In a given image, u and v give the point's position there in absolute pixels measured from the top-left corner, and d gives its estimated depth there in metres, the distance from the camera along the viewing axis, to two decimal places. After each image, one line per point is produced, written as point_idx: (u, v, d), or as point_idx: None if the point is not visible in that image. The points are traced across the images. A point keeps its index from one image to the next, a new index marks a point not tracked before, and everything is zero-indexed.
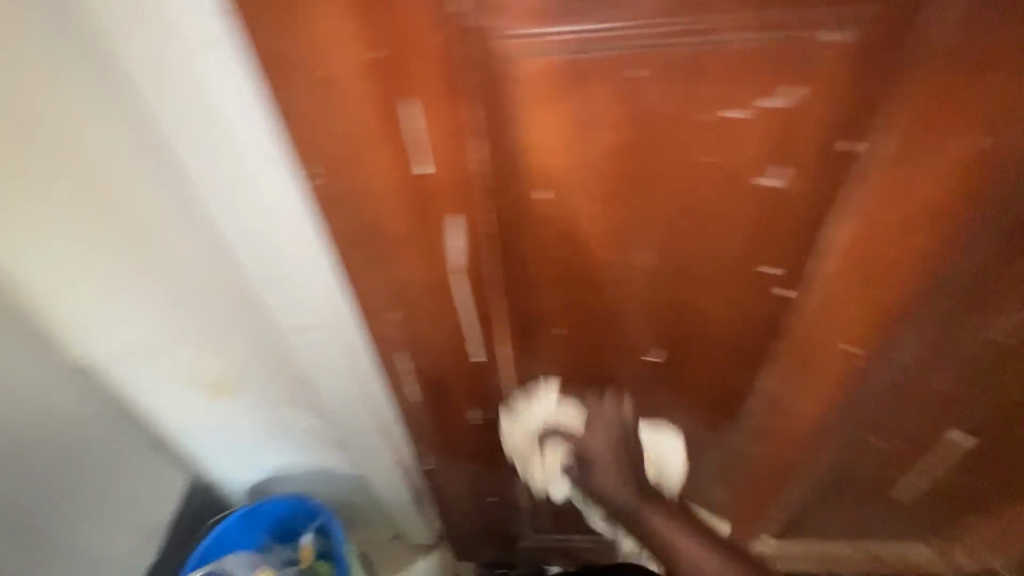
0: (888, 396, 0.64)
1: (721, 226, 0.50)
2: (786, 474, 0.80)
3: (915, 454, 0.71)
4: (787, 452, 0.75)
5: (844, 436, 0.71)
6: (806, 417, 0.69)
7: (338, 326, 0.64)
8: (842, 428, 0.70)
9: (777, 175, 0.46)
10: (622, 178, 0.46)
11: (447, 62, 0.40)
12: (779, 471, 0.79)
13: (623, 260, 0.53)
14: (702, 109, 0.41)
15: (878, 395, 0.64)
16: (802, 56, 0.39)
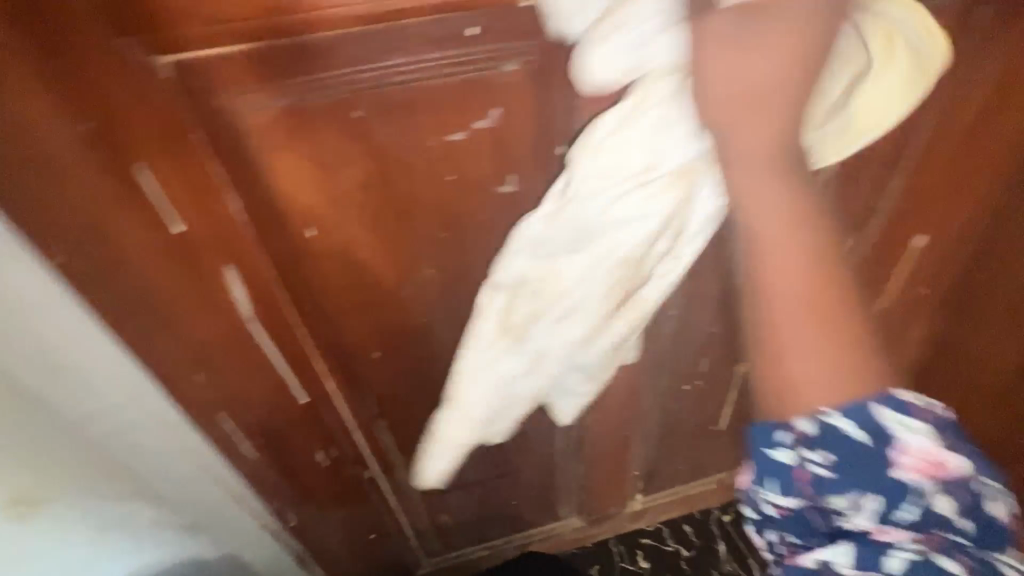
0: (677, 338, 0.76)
1: (483, 233, 0.56)
2: (626, 428, 0.89)
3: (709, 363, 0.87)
4: (619, 409, 0.84)
5: (657, 381, 0.82)
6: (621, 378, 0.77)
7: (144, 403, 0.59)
8: (652, 376, 0.81)
9: (513, 183, 0.53)
10: (382, 204, 0.51)
11: (168, 124, 0.41)
12: (619, 428, 0.88)
13: (412, 276, 0.58)
14: (429, 135, 0.48)
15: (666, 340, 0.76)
16: (494, 83, 0.46)
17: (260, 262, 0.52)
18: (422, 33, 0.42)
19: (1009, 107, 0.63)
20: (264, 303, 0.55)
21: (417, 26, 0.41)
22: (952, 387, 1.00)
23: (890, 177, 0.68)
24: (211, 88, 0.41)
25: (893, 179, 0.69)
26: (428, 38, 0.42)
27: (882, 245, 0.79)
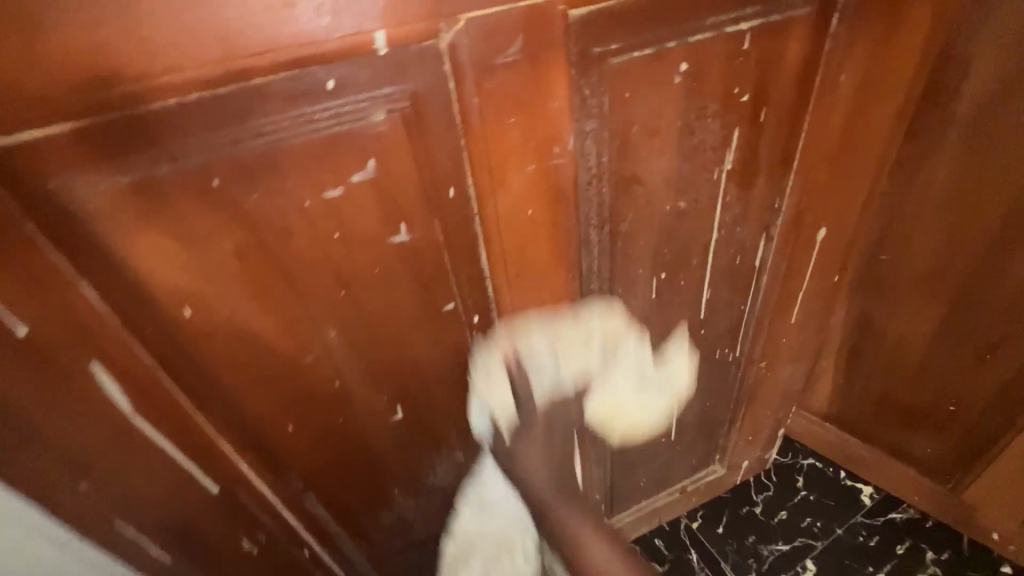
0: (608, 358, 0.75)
1: (383, 283, 0.53)
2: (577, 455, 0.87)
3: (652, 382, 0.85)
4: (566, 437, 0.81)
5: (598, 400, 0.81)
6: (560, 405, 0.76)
7: (19, 520, 0.48)
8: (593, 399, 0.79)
9: (405, 232, 0.51)
10: (265, 272, 0.47)
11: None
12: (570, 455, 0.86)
13: (314, 341, 0.54)
14: (303, 195, 0.45)
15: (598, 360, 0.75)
16: (364, 135, 0.44)
17: (132, 353, 0.47)
18: (274, 93, 0.40)
19: (875, 104, 0.67)
20: (146, 395, 0.49)
21: (266, 86, 0.39)
22: (871, 359, 1.07)
23: (787, 179, 0.70)
24: (33, 173, 0.37)
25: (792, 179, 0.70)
26: (280, 96, 0.40)
27: (798, 244, 0.80)
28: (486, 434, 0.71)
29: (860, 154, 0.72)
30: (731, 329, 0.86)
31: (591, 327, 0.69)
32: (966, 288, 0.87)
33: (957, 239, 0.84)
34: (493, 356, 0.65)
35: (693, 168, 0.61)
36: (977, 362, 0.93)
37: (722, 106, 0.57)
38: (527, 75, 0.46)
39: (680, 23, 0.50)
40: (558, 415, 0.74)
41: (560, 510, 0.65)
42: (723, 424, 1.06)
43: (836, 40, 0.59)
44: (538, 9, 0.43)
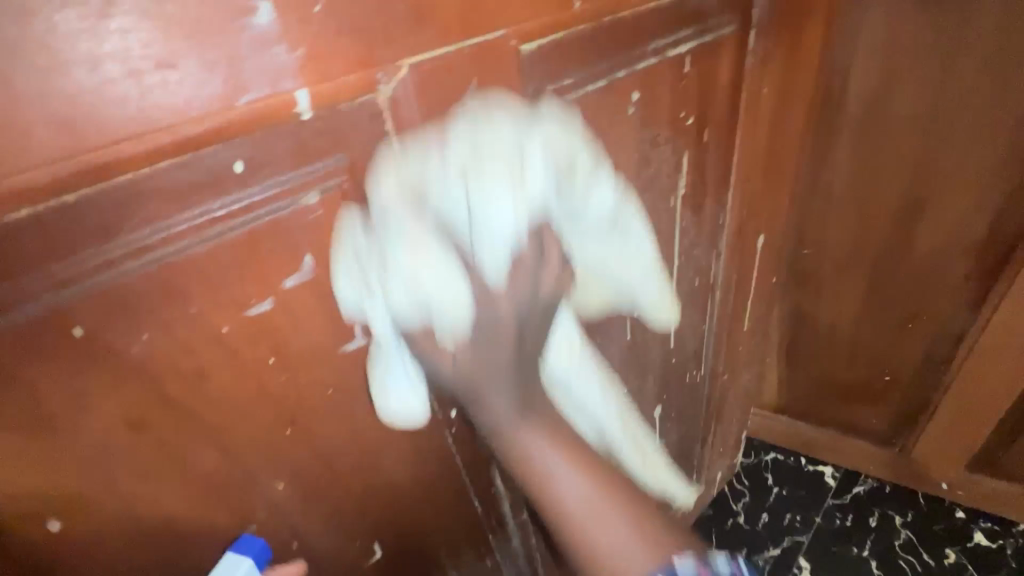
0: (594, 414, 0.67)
1: (339, 404, 0.41)
2: None
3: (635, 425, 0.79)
4: None
5: None
6: None
7: None
8: None
9: (361, 335, 0.39)
10: (176, 434, 0.34)
11: None
12: None
13: (255, 502, 0.40)
14: (218, 320, 0.32)
15: None
16: (293, 225, 0.33)
17: None
18: (155, 192, 0.28)
19: (791, 111, 0.70)
20: None
21: (143, 181, 0.27)
22: (809, 345, 1.12)
23: (730, 194, 0.69)
24: None
25: (734, 192, 0.70)
26: (168, 192, 0.28)
27: (744, 254, 0.80)
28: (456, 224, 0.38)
29: (783, 161, 0.74)
30: (696, 351, 0.83)
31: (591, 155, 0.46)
32: (881, 265, 0.95)
33: (866, 221, 0.91)
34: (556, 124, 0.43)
35: (653, 196, 0.57)
36: (901, 329, 1.00)
37: (673, 131, 0.54)
38: (484, 124, 0.38)
39: (626, 50, 0.46)
40: (531, 280, 0.43)
41: (549, 464, 0.44)
42: (698, 443, 1.03)
43: (757, 56, 0.60)
44: (486, 48, 0.37)
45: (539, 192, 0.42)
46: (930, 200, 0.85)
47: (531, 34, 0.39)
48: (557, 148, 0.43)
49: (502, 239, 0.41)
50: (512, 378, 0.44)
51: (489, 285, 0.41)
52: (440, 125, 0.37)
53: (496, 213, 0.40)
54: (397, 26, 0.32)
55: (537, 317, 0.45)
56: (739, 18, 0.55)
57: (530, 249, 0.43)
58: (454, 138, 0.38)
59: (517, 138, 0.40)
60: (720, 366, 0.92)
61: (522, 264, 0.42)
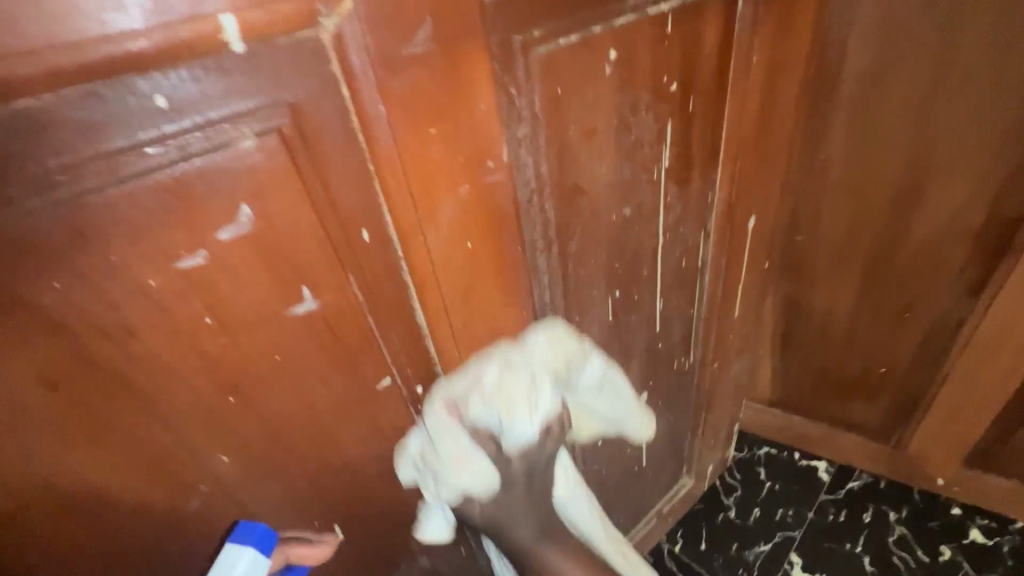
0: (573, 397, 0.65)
1: (288, 374, 0.39)
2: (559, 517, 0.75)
3: (620, 412, 0.77)
4: None
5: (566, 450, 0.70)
6: None
7: None
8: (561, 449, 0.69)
9: (310, 298, 0.37)
10: (102, 396, 0.32)
11: None
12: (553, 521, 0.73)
13: (196, 476, 0.37)
14: (143, 272, 0.30)
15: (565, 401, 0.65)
16: (227, 171, 0.30)
17: None
18: (63, 122, 0.26)
19: (783, 85, 0.67)
20: None
21: (48, 108, 0.25)
22: (804, 337, 1.09)
23: (718, 171, 0.66)
24: None
25: (723, 169, 0.67)
26: (79, 123, 0.26)
27: (735, 238, 0.77)
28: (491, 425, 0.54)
29: (775, 139, 0.71)
30: (684, 337, 0.81)
31: (582, 346, 0.59)
32: (877, 252, 0.92)
33: (863, 206, 0.89)
34: (557, 334, 0.56)
35: (634, 168, 0.54)
36: (897, 320, 0.98)
37: (654, 96, 0.51)
38: (440, 70, 0.35)
39: (602, 3, 0.43)
40: (539, 451, 0.57)
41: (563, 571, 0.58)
42: (688, 435, 1.01)
43: (746, 22, 0.57)
44: None
45: (550, 405, 0.56)
46: (927, 183, 0.82)
47: None
48: (557, 354, 0.56)
49: (523, 432, 0.54)
50: (525, 511, 0.58)
51: (507, 454, 0.56)
52: (479, 355, 0.50)
53: (514, 417, 0.53)
54: None
55: (546, 465, 0.59)
56: None
57: (552, 425, 0.57)
58: (490, 369, 0.52)
59: (532, 358, 0.54)
60: (710, 354, 0.90)
61: (540, 443, 0.57)
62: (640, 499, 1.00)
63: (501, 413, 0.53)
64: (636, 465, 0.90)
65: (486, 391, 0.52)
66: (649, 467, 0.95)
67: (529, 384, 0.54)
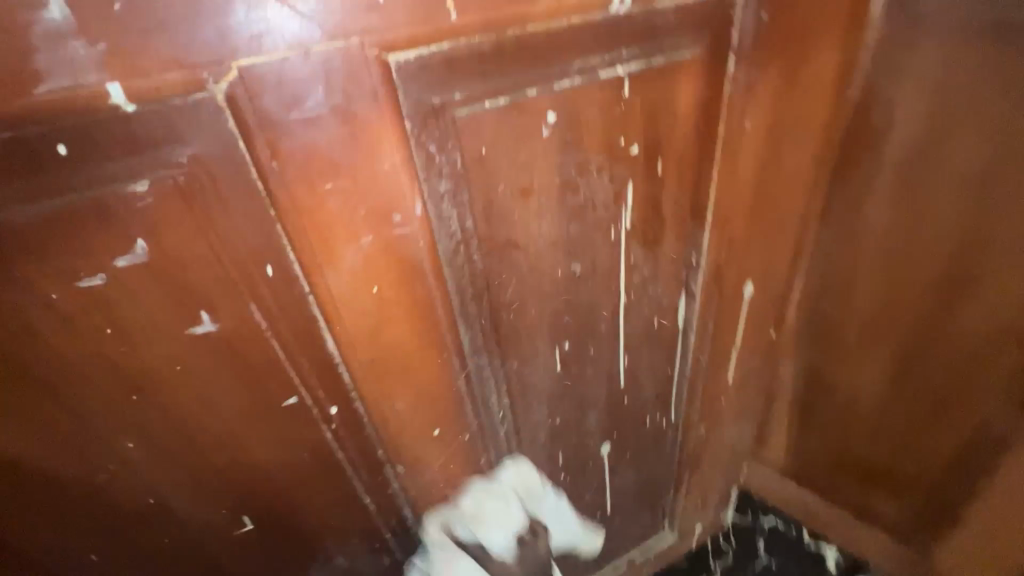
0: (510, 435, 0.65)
1: (190, 382, 0.43)
2: None
3: (575, 458, 0.75)
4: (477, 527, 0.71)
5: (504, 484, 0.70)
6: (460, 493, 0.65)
7: None
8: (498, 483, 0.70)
9: (209, 321, 0.41)
10: (14, 382, 0.37)
11: None
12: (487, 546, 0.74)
13: (103, 457, 0.43)
14: (46, 287, 0.35)
15: (503, 438, 0.65)
16: (122, 211, 0.35)
17: None
18: None
19: (792, 150, 0.61)
20: None
21: None
22: (825, 412, 1.00)
23: (702, 234, 0.62)
24: None
25: (709, 233, 0.63)
26: None
27: (729, 304, 0.72)
28: (470, 537, 0.65)
29: (782, 205, 0.65)
30: (659, 395, 0.77)
31: (541, 479, 0.73)
32: (913, 339, 0.81)
33: (903, 286, 0.79)
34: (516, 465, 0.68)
35: (586, 226, 0.53)
36: (933, 418, 0.86)
37: (608, 159, 0.50)
38: (335, 133, 0.37)
39: (538, 67, 0.42)
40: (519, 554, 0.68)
41: None
42: (668, 492, 0.96)
43: (738, 84, 0.52)
44: (341, 54, 0.35)
45: (515, 516, 0.67)
46: (979, 274, 0.70)
47: (397, 42, 0.36)
48: (521, 487, 0.69)
49: (492, 536, 0.65)
50: None
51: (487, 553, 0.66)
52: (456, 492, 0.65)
53: (488, 531, 0.65)
54: (214, 23, 0.31)
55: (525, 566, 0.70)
56: (708, 39, 0.48)
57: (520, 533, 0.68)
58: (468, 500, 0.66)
59: (502, 489, 0.67)
60: (697, 416, 0.84)
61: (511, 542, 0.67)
62: (607, 545, 0.97)
63: (475, 529, 0.65)
64: (599, 512, 0.88)
65: (466, 514, 0.65)
66: (617, 517, 0.92)
67: (501, 505, 0.67)
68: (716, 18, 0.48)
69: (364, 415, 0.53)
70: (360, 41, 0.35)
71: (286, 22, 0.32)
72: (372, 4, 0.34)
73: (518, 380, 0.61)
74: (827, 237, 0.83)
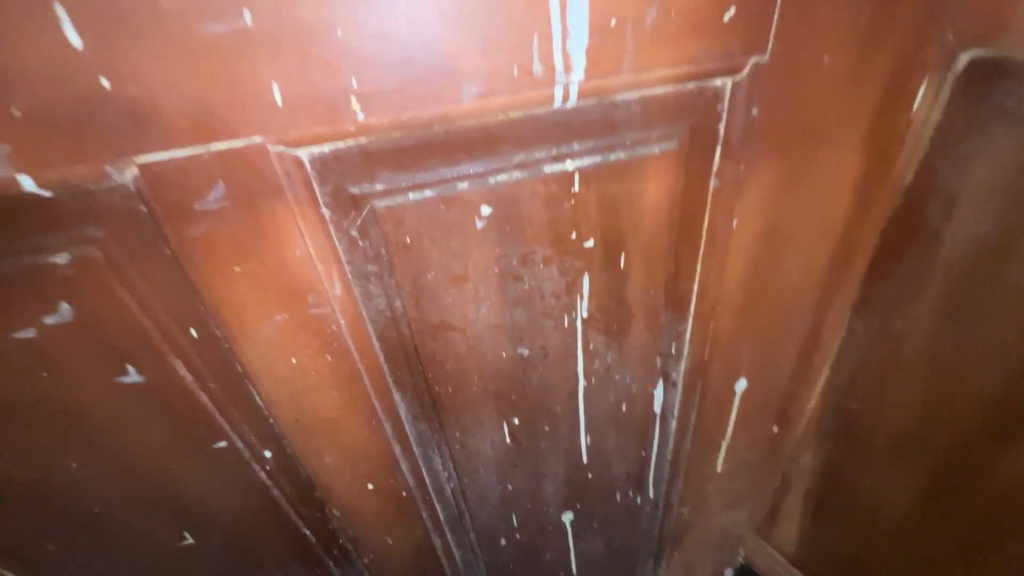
0: (454, 494, 0.65)
1: (124, 419, 0.46)
2: None
3: (530, 521, 0.73)
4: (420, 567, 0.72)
5: (450, 535, 0.70)
6: (400, 538, 0.67)
7: None
8: (444, 533, 0.69)
9: (135, 372, 0.44)
10: None
11: None
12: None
13: (51, 472, 0.48)
14: None
15: (447, 496, 0.65)
16: (44, 278, 0.37)
17: None
18: None
19: (798, 249, 0.53)
20: None
21: None
22: (842, 515, 0.88)
23: (682, 328, 0.56)
24: None
25: (690, 328, 0.56)
26: None
27: (716, 398, 0.65)
28: None
29: (784, 305, 0.57)
30: (630, 474, 0.72)
31: None
32: (952, 469, 0.68)
33: (943, 406, 0.66)
34: None
35: (533, 313, 0.50)
36: (967, 564, 0.71)
37: (556, 251, 0.46)
38: (241, 223, 0.37)
39: (469, 161, 0.39)
40: None
41: None
42: (645, 563, 0.90)
43: (724, 180, 0.46)
44: (242, 153, 0.35)
45: None
46: None
47: (302, 140, 0.35)
48: None
49: None
50: None
51: None
52: None
53: None
54: (112, 123, 0.32)
55: None
56: (682, 133, 0.43)
57: None
58: None
59: None
60: (679, 500, 0.78)
61: None
62: None
63: None
64: (563, 571, 0.85)
65: None
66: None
67: None
68: (696, 111, 0.42)
69: (298, 463, 0.54)
70: (261, 140, 0.34)
71: (182, 123, 0.33)
72: (271, 106, 0.33)
73: (462, 447, 0.60)
74: (862, 330, 0.72)
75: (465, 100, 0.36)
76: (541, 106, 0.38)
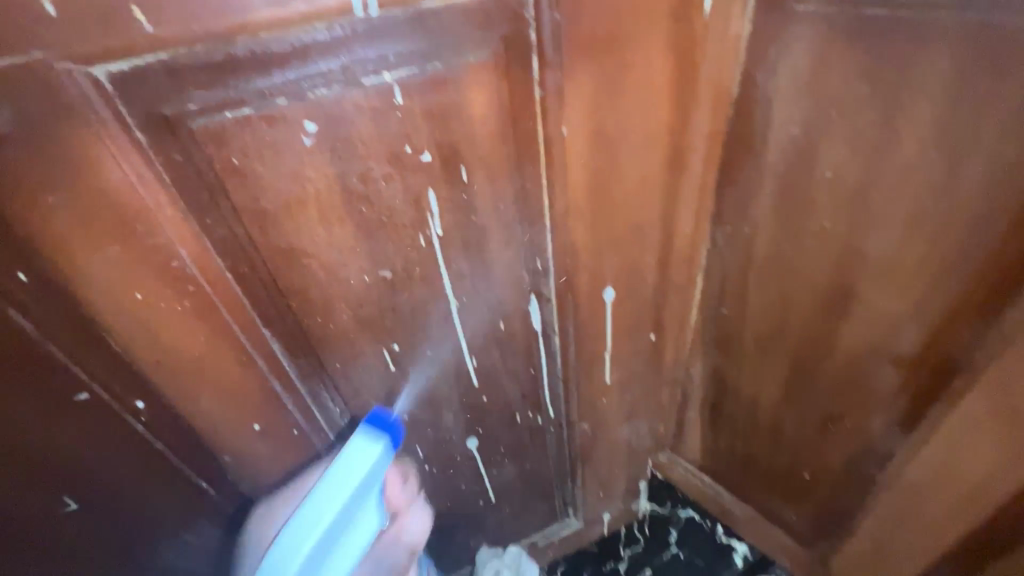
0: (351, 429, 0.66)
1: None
2: None
3: (436, 451, 0.76)
4: None
5: None
6: None
7: None
8: None
9: None
10: None
11: None
12: None
13: None
14: None
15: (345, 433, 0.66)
16: None
17: None
18: None
19: (631, 154, 0.57)
20: None
21: None
22: (731, 415, 0.97)
23: (541, 241, 0.60)
24: None
25: (548, 240, 0.60)
26: None
27: (589, 309, 0.70)
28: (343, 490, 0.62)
29: (631, 210, 0.62)
30: (526, 394, 0.76)
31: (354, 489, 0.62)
32: (803, 350, 0.77)
33: (789, 297, 0.74)
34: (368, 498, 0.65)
35: (386, 232, 0.52)
36: (824, 430, 0.81)
37: (394, 167, 0.48)
38: (42, 149, 0.37)
39: (283, 76, 0.40)
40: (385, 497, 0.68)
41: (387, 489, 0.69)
42: (561, 484, 0.96)
43: (547, 88, 0.49)
44: (25, 70, 0.34)
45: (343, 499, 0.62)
46: (856, 286, 0.65)
47: (94, 56, 0.35)
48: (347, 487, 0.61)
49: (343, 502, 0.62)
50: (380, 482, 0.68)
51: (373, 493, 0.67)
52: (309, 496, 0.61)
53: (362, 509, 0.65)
54: None
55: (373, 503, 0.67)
56: (495, 43, 0.45)
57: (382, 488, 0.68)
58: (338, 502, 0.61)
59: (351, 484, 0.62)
60: (579, 416, 0.83)
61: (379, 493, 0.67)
62: (501, 531, 0.99)
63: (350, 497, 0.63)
64: (481, 499, 0.89)
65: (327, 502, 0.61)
66: (504, 506, 0.93)
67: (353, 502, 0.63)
68: (505, 20, 0.45)
69: (177, 411, 0.55)
70: (44, 55, 0.34)
71: None
72: (48, 18, 0.33)
73: (348, 379, 0.61)
74: (721, 240, 0.78)
75: (259, 8, 0.37)
76: (343, 14, 0.39)
